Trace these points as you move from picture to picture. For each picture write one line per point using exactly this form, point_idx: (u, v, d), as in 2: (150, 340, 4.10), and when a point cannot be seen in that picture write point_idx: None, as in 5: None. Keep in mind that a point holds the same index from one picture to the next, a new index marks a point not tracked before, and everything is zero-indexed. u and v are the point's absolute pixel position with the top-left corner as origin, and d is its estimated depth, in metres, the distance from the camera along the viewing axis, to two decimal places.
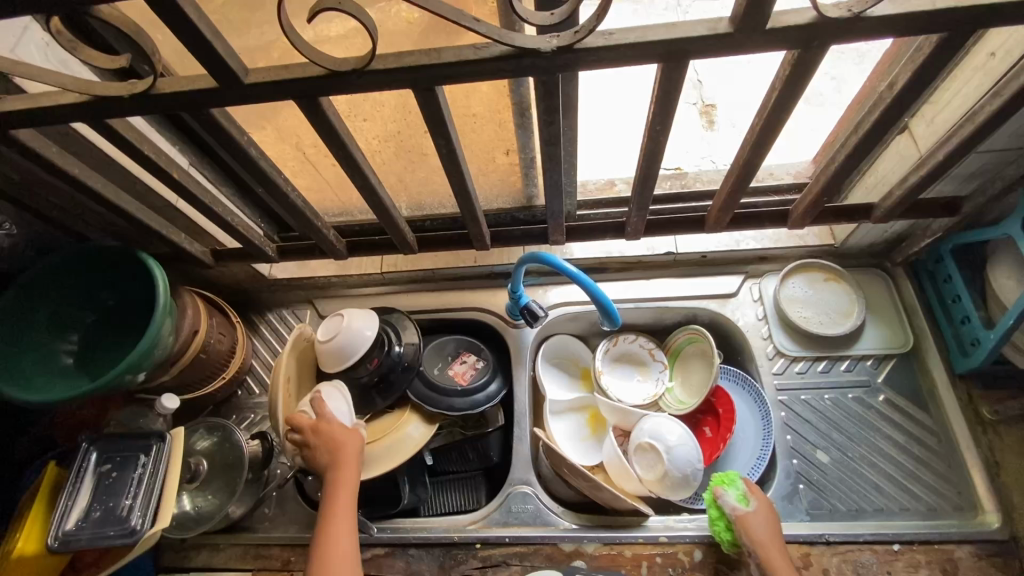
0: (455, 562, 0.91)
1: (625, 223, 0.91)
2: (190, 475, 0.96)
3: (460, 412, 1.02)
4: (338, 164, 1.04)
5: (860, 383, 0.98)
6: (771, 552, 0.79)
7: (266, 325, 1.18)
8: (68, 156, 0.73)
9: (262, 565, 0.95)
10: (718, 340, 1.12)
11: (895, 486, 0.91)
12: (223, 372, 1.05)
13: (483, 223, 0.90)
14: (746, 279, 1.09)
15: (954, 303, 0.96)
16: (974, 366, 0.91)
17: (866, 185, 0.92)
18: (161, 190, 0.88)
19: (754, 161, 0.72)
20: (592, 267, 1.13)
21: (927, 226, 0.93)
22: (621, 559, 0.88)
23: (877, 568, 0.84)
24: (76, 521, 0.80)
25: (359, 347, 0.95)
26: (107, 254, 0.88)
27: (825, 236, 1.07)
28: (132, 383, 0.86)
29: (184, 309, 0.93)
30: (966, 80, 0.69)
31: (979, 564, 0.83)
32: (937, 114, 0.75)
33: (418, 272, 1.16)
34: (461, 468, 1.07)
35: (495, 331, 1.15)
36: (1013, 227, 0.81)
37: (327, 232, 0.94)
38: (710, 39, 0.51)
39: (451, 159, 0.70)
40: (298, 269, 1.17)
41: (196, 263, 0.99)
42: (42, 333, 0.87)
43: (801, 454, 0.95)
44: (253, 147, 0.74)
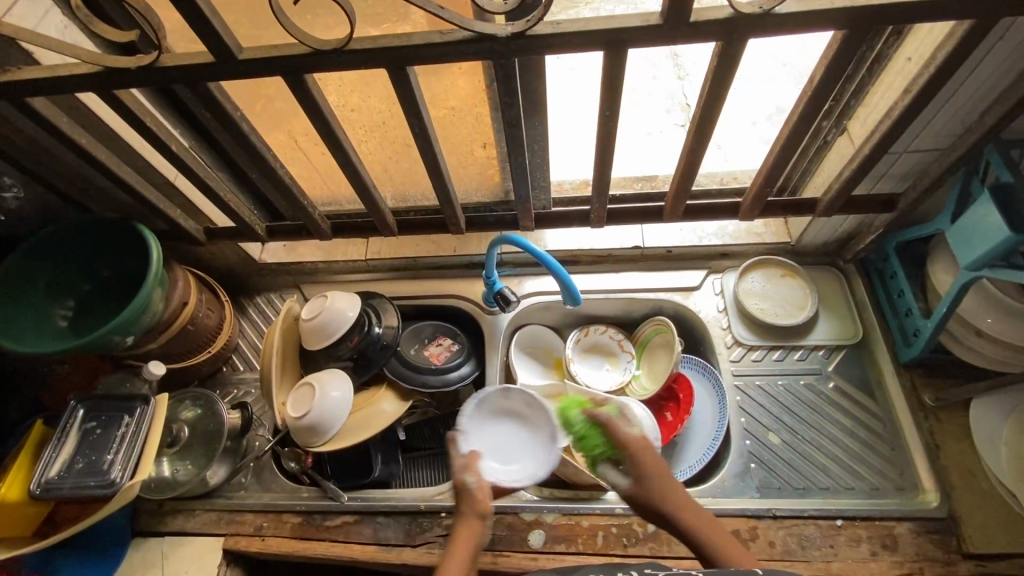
0: (420, 529, 0.95)
1: (590, 212, 0.98)
2: (171, 439, 1.01)
3: (433, 389, 1.07)
4: (328, 153, 1.11)
5: (812, 371, 1.04)
6: (680, 497, 0.72)
7: (253, 307, 1.24)
8: (76, 127, 0.80)
9: (234, 530, 0.99)
10: (683, 332, 1.18)
11: (841, 467, 0.95)
12: (209, 346, 1.11)
13: (458, 207, 0.97)
14: (709, 274, 1.15)
15: (899, 297, 1.02)
16: (915, 355, 0.97)
17: (814, 184, 0.99)
18: (161, 167, 0.95)
19: (700, 149, 0.80)
20: (566, 259, 1.19)
21: (871, 224, 1.00)
22: (578, 529, 0.92)
23: (820, 542, 0.88)
24: (59, 471, 0.85)
25: (341, 326, 1.02)
26: (107, 225, 0.94)
27: (782, 234, 1.14)
28: (120, 345, 0.92)
29: (175, 281, 0.98)
30: (890, 82, 0.77)
31: (917, 540, 0.87)
32: (868, 114, 0.83)
33: (400, 259, 1.22)
34: (432, 445, 1.13)
35: (471, 318, 1.20)
36: (943, 223, 0.87)
37: (313, 213, 1.01)
38: (644, 29, 0.59)
39: (423, 138, 0.78)
40: (286, 254, 1.24)
41: (190, 240, 1.06)
42: (40, 297, 0.94)
43: (754, 436, 1.00)
44: (246, 125, 0.81)
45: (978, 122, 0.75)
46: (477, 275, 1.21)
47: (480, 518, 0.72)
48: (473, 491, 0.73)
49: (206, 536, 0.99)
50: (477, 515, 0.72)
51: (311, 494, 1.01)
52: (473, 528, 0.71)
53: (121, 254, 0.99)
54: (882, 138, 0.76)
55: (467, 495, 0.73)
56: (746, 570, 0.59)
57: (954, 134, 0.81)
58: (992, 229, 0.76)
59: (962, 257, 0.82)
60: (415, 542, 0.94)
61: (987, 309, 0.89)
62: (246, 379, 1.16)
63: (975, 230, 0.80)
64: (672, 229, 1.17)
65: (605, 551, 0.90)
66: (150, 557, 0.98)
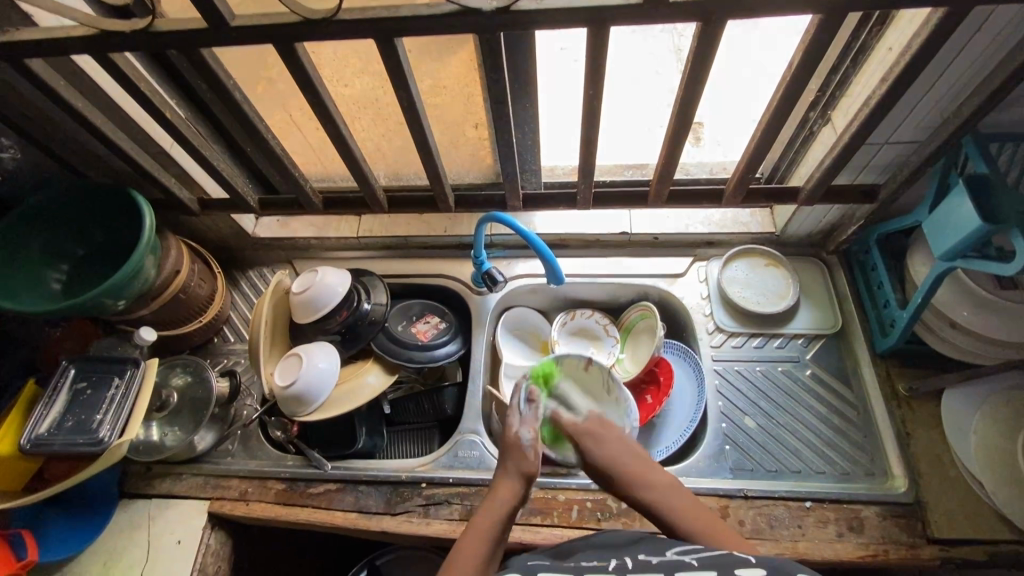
0: (401, 498, 0.98)
1: (576, 194, 1.01)
2: (160, 404, 1.03)
3: (418, 364, 1.09)
4: (323, 129, 1.13)
5: (790, 359, 1.06)
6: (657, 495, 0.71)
7: (246, 280, 1.25)
8: (73, 91, 0.82)
9: (220, 494, 1.01)
10: (667, 317, 1.19)
11: (814, 451, 0.98)
12: (200, 316, 1.12)
13: (445, 182, 1.00)
14: (694, 261, 1.17)
15: (879, 289, 1.04)
16: (891, 344, 0.98)
17: (798, 174, 1.01)
18: (156, 135, 0.97)
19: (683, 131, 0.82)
20: (555, 243, 1.21)
21: (853, 215, 1.02)
22: (553, 502, 0.94)
23: (788, 522, 0.90)
24: (49, 429, 0.87)
25: (330, 301, 1.02)
26: (102, 191, 0.96)
27: (768, 224, 1.16)
28: (112, 309, 0.94)
29: (167, 249, 1.00)
30: (871, 72, 0.79)
31: (883, 523, 0.89)
32: (851, 104, 0.85)
33: (391, 238, 1.24)
34: (417, 420, 1.14)
35: (460, 298, 1.22)
36: (921, 214, 0.89)
37: (306, 187, 1.03)
38: (624, 8, 0.61)
39: (411, 111, 0.82)
40: (280, 230, 1.25)
41: (185, 209, 1.08)
42: (35, 260, 0.97)
43: (730, 419, 1.02)
44: (239, 93, 0.84)
45: (954, 114, 0.77)
46: (467, 255, 1.23)
47: (523, 477, 0.72)
48: (526, 448, 0.74)
49: (191, 499, 1.01)
50: (521, 474, 0.72)
51: (296, 462, 1.04)
52: (514, 486, 0.71)
53: (115, 220, 1.01)
54: (860, 126, 0.78)
55: (517, 449, 0.74)
56: (738, 557, 0.57)
57: (933, 126, 0.82)
58: (964, 219, 0.78)
59: (937, 248, 0.84)
60: (395, 511, 0.97)
61: (964, 302, 0.91)
62: (236, 349, 1.18)
63: (950, 221, 0.81)
64: (659, 216, 1.18)
65: (579, 524, 0.92)
66: (137, 518, 1.00)
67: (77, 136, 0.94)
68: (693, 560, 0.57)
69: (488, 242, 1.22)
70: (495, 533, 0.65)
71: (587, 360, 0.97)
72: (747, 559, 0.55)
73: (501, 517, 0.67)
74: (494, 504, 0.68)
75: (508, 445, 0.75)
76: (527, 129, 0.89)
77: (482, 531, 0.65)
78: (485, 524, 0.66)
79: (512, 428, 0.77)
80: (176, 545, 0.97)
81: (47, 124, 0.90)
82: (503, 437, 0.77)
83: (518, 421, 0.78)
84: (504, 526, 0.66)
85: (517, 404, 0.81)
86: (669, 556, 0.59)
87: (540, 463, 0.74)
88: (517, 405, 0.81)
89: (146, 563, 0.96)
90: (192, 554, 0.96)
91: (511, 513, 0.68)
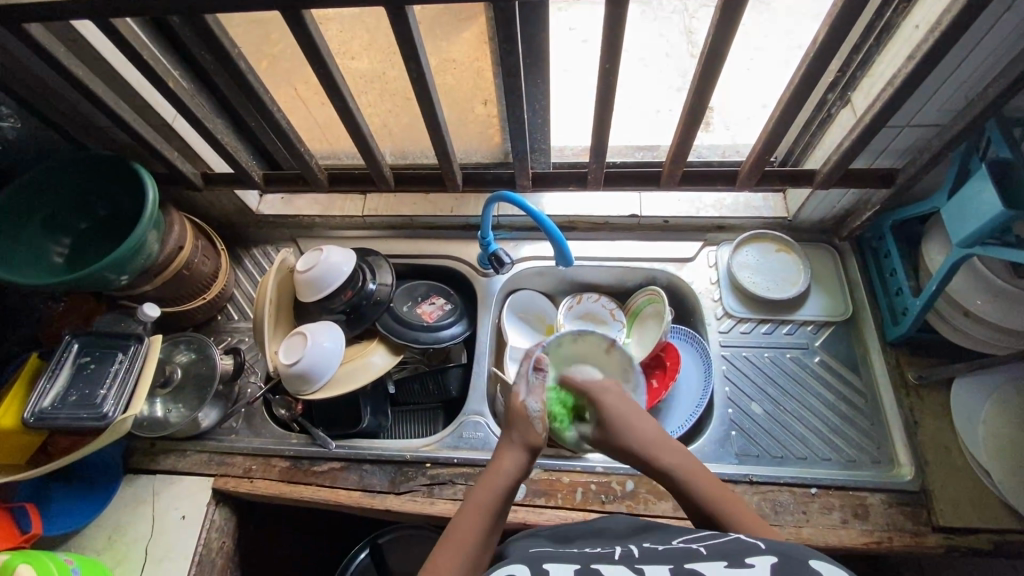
0: (405, 478, 0.98)
1: (588, 173, 1.00)
2: (163, 380, 1.03)
3: (424, 345, 1.08)
4: (328, 104, 1.10)
5: (799, 345, 1.05)
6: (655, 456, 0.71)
7: (249, 258, 1.24)
8: (74, 59, 0.80)
9: (224, 471, 1.01)
10: (674, 302, 1.18)
11: (820, 438, 0.97)
12: (204, 293, 1.11)
13: (452, 160, 0.99)
14: (704, 246, 1.16)
15: (891, 276, 1.02)
16: (902, 332, 0.97)
17: (814, 157, 0.99)
18: (159, 107, 0.95)
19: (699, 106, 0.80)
20: (563, 225, 1.19)
21: (869, 201, 1.00)
22: (558, 484, 0.94)
23: (793, 508, 0.90)
24: (53, 403, 0.87)
25: (334, 280, 1.01)
26: (105, 164, 0.95)
27: (781, 209, 1.14)
28: (115, 284, 0.93)
29: (171, 224, 0.99)
30: (896, 51, 0.77)
31: (889, 510, 0.89)
32: (873, 85, 0.82)
33: (396, 218, 1.22)
34: (421, 401, 1.14)
35: (465, 280, 1.21)
36: (939, 200, 0.87)
37: (311, 163, 1.01)
38: None
39: (421, 83, 0.81)
40: (284, 207, 1.24)
41: (188, 184, 1.06)
42: (36, 233, 0.96)
43: (736, 405, 1.01)
44: (243, 62, 0.82)
45: (980, 95, 0.75)
46: (473, 236, 1.21)
47: (528, 452, 0.70)
48: (532, 420, 0.72)
49: (196, 475, 1.01)
50: (525, 445, 0.70)
51: (300, 440, 1.03)
52: (519, 461, 0.69)
53: (117, 194, 0.99)
54: (882, 106, 0.76)
55: (525, 421, 0.71)
56: (748, 542, 0.56)
57: (956, 109, 0.80)
58: (987, 205, 0.76)
59: (955, 235, 0.82)
60: (399, 490, 0.97)
61: (978, 290, 0.89)
62: (240, 327, 1.17)
63: (971, 208, 0.79)
64: (670, 199, 1.16)
65: (583, 506, 0.92)
66: (142, 493, 1.00)
67: (78, 107, 0.92)
68: (701, 548, 0.56)
69: (495, 223, 1.21)
70: (494, 509, 0.65)
71: (610, 343, 0.96)
72: (755, 545, 0.55)
73: (502, 492, 0.66)
74: (496, 478, 0.67)
75: (514, 415, 0.72)
76: (538, 105, 0.87)
77: (483, 507, 0.65)
78: (486, 499, 0.65)
79: (520, 397, 0.74)
80: (181, 520, 0.97)
81: (47, 93, 0.88)
82: (509, 404, 0.74)
83: (528, 393, 0.75)
84: (505, 500, 0.66)
85: (525, 372, 0.78)
86: (675, 544, 0.58)
87: (546, 436, 0.72)
88: (525, 374, 0.77)
89: (151, 537, 0.96)
90: (196, 530, 0.97)
91: (513, 487, 0.67)
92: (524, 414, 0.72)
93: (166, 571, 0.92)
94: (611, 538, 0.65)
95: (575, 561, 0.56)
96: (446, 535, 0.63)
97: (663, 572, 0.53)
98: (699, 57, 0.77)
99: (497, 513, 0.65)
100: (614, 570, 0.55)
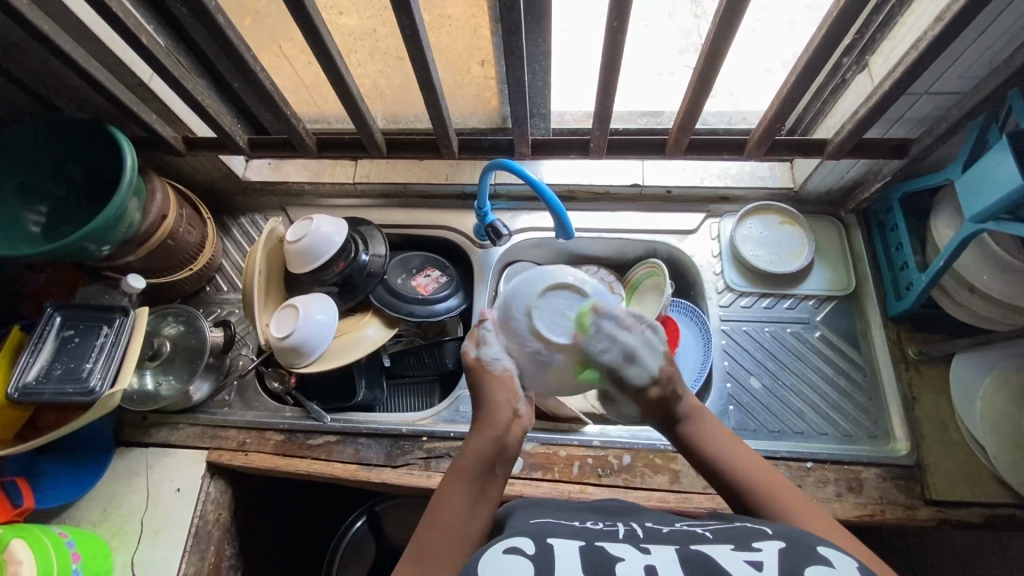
0: (401, 451, 0.97)
1: (590, 141, 0.97)
2: (151, 353, 1.00)
3: (418, 318, 1.05)
4: (316, 64, 1.02)
5: (799, 320, 1.04)
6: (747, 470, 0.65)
7: (237, 227, 1.20)
8: (37, 11, 0.75)
9: (217, 444, 1.00)
10: (674, 275, 1.16)
11: (817, 413, 0.97)
12: (190, 264, 1.07)
13: (449, 125, 0.94)
14: (706, 217, 1.12)
15: (897, 251, 1.00)
16: (905, 307, 0.96)
17: (826, 126, 0.95)
18: (134, 66, 0.90)
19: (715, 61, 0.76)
20: (562, 195, 1.15)
21: (879, 171, 0.97)
22: (555, 458, 0.94)
23: (789, 482, 0.90)
24: (37, 377, 0.84)
25: (325, 249, 0.97)
26: (80, 127, 0.89)
27: (787, 180, 1.11)
28: (96, 255, 0.89)
29: (153, 191, 0.94)
30: (921, 12, 0.73)
31: (883, 484, 0.89)
32: (893, 49, 0.78)
33: (389, 185, 1.17)
34: (416, 373, 1.12)
35: (462, 251, 1.17)
36: (953, 172, 0.84)
37: (298, 127, 0.96)
38: None
39: (414, 41, 0.76)
40: (273, 173, 1.19)
41: (169, 149, 1.01)
42: (11, 200, 0.92)
43: (735, 379, 1.01)
44: (223, 16, 0.77)
45: (1005, 63, 0.71)
46: (470, 206, 1.17)
47: (509, 414, 0.68)
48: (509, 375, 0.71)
49: (189, 448, 1.00)
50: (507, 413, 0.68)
51: (294, 414, 1.02)
52: (502, 423, 0.67)
53: (94, 158, 0.94)
54: (903, 73, 0.73)
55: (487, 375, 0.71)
56: (757, 528, 0.55)
57: (978, 77, 0.76)
58: (1004, 178, 0.73)
59: (969, 208, 0.79)
60: (395, 464, 0.96)
61: (986, 265, 0.87)
62: (230, 299, 1.14)
63: (986, 181, 0.76)
64: (674, 167, 1.12)
65: (580, 480, 0.92)
66: (135, 465, 0.99)
67: (47, 65, 0.87)
68: (707, 532, 0.55)
69: (493, 192, 1.16)
70: (473, 476, 0.64)
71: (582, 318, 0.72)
72: (763, 530, 0.54)
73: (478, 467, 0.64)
74: (479, 441, 0.66)
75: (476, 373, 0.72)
76: (539, 67, 0.83)
77: (464, 474, 0.64)
78: (469, 464, 0.65)
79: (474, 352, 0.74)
80: (176, 493, 0.97)
81: (12, 49, 0.83)
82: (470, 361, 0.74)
83: (474, 346, 0.74)
84: (488, 465, 0.65)
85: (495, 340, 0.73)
86: (680, 528, 0.57)
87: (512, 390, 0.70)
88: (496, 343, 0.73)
89: (145, 510, 0.95)
90: (190, 502, 0.96)
91: (499, 450, 0.66)
92: (481, 366, 0.72)
93: (162, 543, 0.92)
94: (608, 513, 0.65)
95: (579, 537, 0.55)
96: (431, 513, 0.62)
97: (669, 552, 0.52)
98: (711, 20, 0.73)
99: (479, 479, 0.64)
100: (620, 548, 0.53)
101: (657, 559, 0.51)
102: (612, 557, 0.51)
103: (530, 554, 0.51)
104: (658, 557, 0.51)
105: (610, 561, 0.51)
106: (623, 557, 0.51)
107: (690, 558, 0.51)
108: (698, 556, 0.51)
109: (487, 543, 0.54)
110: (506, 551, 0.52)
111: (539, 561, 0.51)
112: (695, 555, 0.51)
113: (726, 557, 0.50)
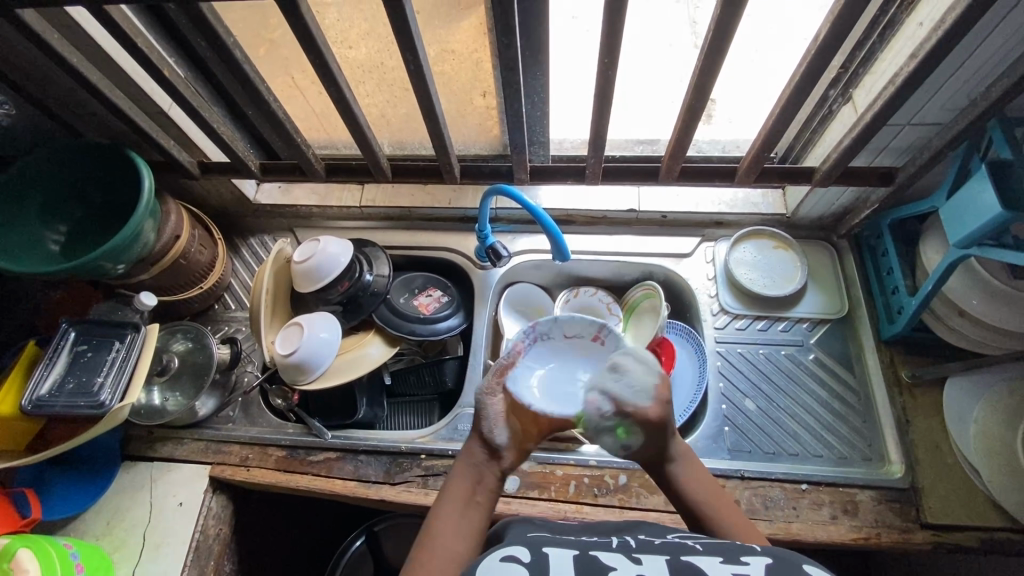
0: (399, 469, 0.99)
1: (586, 167, 1.01)
2: (161, 368, 1.03)
3: (420, 337, 1.08)
4: (326, 94, 1.08)
5: (793, 342, 1.06)
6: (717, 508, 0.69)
7: (247, 247, 1.24)
8: (68, 46, 0.80)
9: (220, 459, 1.02)
10: (671, 298, 1.18)
11: (812, 435, 0.98)
12: (200, 283, 1.11)
13: (451, 152, 0.98)
14: (701, 242, 1.15)
15: (888, 275, 1.02)
16: (897, 331, 0.98)
17: (814, 154, 0.99)
18: (154, 95, 0.95)
19: (706, 87, 0.80)
20: (560, 219, 1.19)
21: (867, 199, 1.00)
22: (551, 477, 0.95)
23: (784, 504, 0.90)
24: (50, 390, 0.87)
25: (331, 270, 1.00)
26: (102, 152, 0.94)
27: (780, 206, 1.14)
28: (111, 273, 0.93)
29: (167, 213, 0.98)
30: (898, 48, 0.77)
31: (878, 507, 0.89)
32: (875, 82, 0.82)
33: (394, 209, 1.21)
34: (416, 392, 1.14)
35: (463, 273, 1.20)
36: (937, 199, 0.87)
37: (308, 153, 1.01)
38: None
39: (418, 75, 0.81)
40: (282, 196, 1.24)
41: (185, 172, 1.06)
42: (33, 220, 0.96)
43: (730, 401, 1.02)
44: (241, 53, 0.82)
45: (979, 97, 0.74)
46: (471, 229, 1.21)
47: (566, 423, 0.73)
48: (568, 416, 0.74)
49: (193, 463, 1.02)
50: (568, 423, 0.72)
51: (296, 430, 1.04)
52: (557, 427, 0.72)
53: (113, 181, 0.99)
54: (883, 106, 0.76)
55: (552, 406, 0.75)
56: (747, 548, 0.56)
57: (956, 109, 0.80)
58: (985, 206, 0.76)
59: (953, 234, 0.82)
60: (393, 481, 0.98)
61: (974, 290, 0.89)
62: (237, 317, 1.17)
63: (968, 208, 0.79)
64: (670, 193, 1.16)
65: (575, 499, 0.93)
66: (139, 480, 1.01)
67: (75, 93, 0.92)
68: (696, 544, 0.57)
69: (493, 215, 1.20)
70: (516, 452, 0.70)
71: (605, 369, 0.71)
72: (751, 547, 0.56)
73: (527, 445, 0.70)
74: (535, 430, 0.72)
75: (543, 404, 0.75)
76: (537, 99, 0.87)
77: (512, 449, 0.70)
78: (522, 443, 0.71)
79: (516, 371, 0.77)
80: (179, 506, 0.98)
81: (43, 79, 0.88)
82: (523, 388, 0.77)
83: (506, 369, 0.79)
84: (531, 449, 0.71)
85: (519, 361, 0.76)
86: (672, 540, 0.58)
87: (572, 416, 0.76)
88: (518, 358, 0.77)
89: (148, 523, 0.97)
90: (192, 517, 0.97)
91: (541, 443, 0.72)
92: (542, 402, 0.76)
93: (163, 556, 0.94)
94: (600, 529, 0.66)
95: (573, 546, 0.56)
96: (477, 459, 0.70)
97: (659, 562, 0.53)
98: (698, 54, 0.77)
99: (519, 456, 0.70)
100: (614, 557, 0.54)
101: (648, 568, 0.52)
102: (605, 565, 0.53)
103: (527, 561, 0.53)
104: (648, 567, 0.52)
105: (603, 568, 0.52)
106: (615, 565, 0.53)
107: (680, 568, 0.52)
108: (686, 566, 0.52)
109: (486, 553, 0.56)
110: (503, 559, 0.53)
111: (534, 570, 0.52)
112: (683, 565, 0.52)
113: (714, 569, 0.52)
